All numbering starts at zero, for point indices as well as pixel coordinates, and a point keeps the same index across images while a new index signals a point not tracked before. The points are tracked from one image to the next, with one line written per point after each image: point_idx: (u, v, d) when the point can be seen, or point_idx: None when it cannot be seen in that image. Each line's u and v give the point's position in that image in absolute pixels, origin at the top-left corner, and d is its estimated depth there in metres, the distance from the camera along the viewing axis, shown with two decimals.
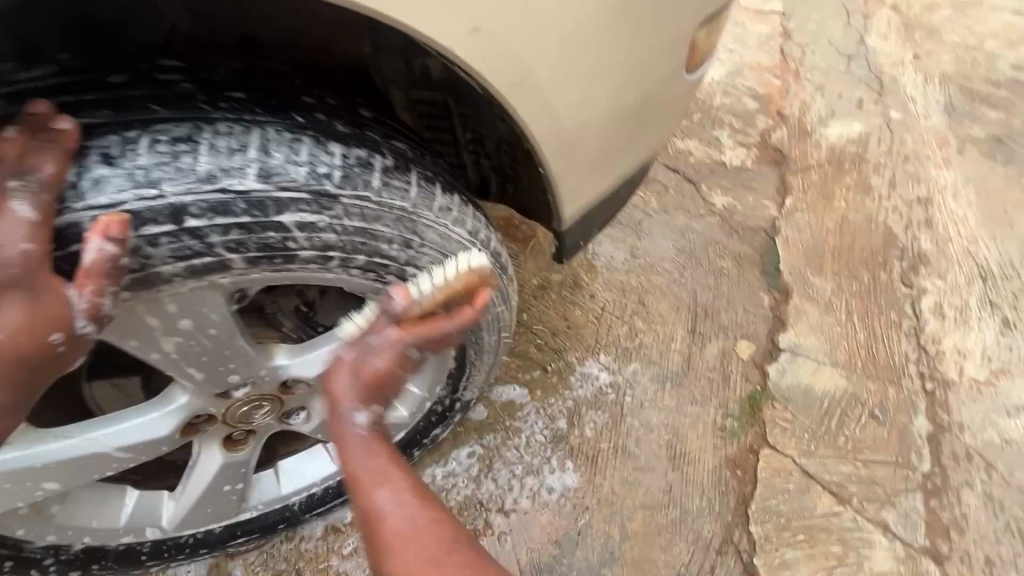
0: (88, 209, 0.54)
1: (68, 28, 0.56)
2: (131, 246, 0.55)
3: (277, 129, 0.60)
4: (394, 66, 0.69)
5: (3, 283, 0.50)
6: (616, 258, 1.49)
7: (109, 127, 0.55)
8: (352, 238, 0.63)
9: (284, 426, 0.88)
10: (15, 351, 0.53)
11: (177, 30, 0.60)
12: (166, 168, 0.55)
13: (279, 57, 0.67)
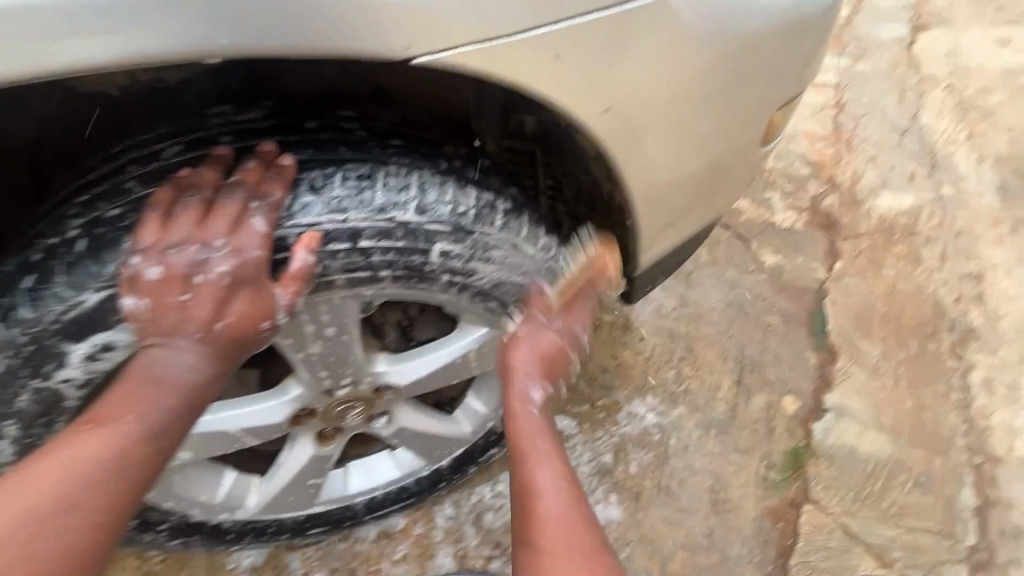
0: (294, 226, 0.67)
1: (243, 79, 0.66)
2: (314, 258, 0.68)
3: (432, 172, 0.71)
4: (490, 118, 0.72)
5: (240, 280, 0.66)
6: (666, 304, 1.56)
7: (312, 163, 0.67)
8: (473, 265, 0.76)
9: (367, 427, 0.98)
10: (236, 333, 0.68)
11: (325, 81, 0.68)
12: (352, 199, 0.67)
13: (411, 104, 0.73)
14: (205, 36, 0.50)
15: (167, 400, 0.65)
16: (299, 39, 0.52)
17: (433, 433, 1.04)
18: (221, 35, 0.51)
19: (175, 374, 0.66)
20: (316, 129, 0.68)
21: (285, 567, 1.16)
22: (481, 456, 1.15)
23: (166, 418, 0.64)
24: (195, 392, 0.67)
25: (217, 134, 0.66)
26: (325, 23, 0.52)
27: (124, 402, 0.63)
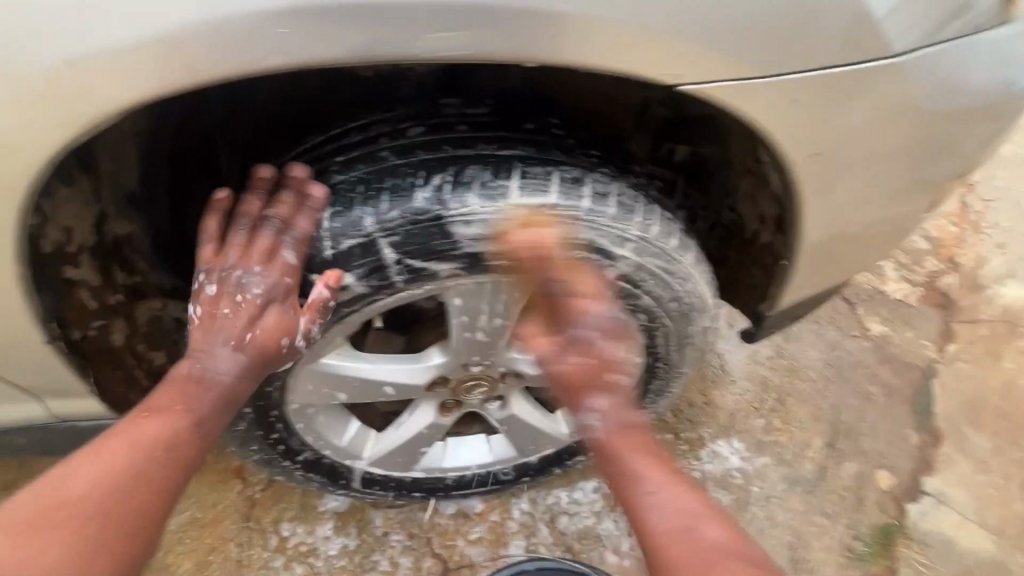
0: (499, 210, 0.67)
1: (451, 75, 0.68)
2: (502, 248, 0.68)
3: (627, 186, 0.73)
4: (640, 144, 0.83)
5: (267, 299, 0.71)
6: (761, 352, 1.54)
7: (533, 158, 0.69)
8: (640, 280, 0.76)
9: (480, 408, 1.04)
10: (263, 348, 0.72)
11: (517, 81, 0.69)
12: (560, 197, 0.68)
13: (590, 114, 0.77)
14: (465, 44, 0.52)
15: (178, 420, 0.70)
16: (550, 55, 0.54)
17: (536, 426, 1.09)
18: (479, 45, 0.53)
19: (206, 376, 0.72)
20: (536, 133, 0.73)
21: (368, 522, 1.24)
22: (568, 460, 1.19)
23: (185, 428, 0.70)
24: (218, 405, 0.72)
25: (454, 122, 0.70)
26: (580, 40, 0.53)
27: (115, 448, 0.66)
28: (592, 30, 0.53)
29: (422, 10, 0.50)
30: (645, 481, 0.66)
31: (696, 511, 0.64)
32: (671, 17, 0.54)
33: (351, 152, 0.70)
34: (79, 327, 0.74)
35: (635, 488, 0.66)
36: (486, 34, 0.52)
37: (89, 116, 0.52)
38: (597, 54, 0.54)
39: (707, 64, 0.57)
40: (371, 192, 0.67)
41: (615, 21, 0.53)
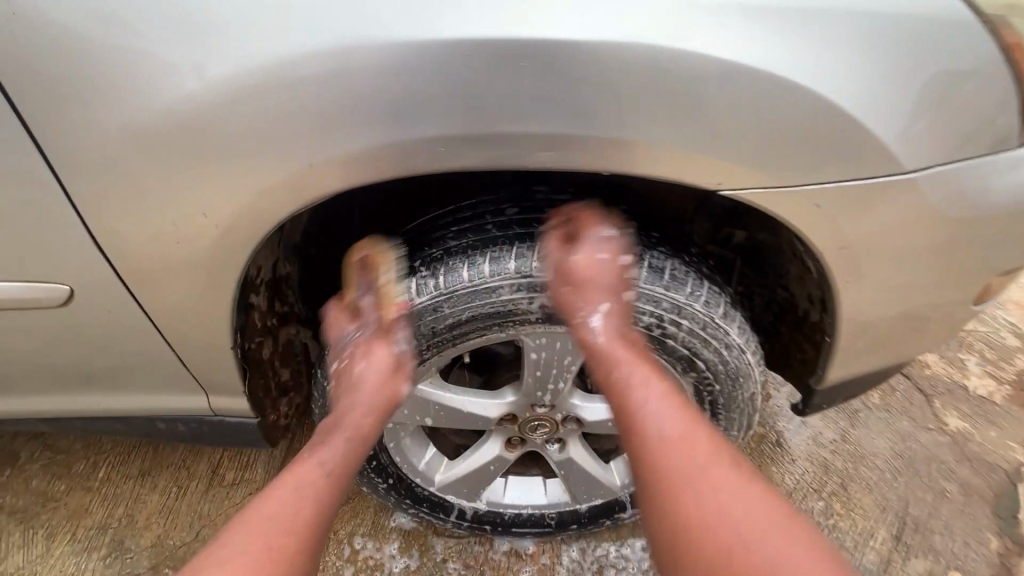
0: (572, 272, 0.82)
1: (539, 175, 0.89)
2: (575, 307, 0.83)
3: (681, 264, 0.87)
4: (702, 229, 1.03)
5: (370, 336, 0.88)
6: (824, 434, 1.54)
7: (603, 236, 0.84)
8: (693, 342, 0.88)
9: (541, 449, 1.16)
10: (377, 381, 0.87)
11: (591, 180, 0.90)
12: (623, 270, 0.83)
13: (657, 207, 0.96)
14: (554, 157, 0.72)
15: (338, 444, 0.83)
16: (617, 166, 0.73)
17: (591, 473, 1.19)
18: (563, 158, 0.72)
19: (344, 406, 0.87)
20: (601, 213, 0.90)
21: (429, 547, 1.36)
22: (618, 514, 1.28)
23: (326, 483, 0.78)
24: (352, 442, 0.84)
25: (543, 206, 0.87)
26: (641, 155, 0.71)
27: (279, 498, 0.75)
28: (648, 148, 0.71)
29: (535, 134, 0.70)
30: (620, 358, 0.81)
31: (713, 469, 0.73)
32: (713, 136, 0.70)
33: (462, 224, 0.87)
34: (249, 339, 0.97)
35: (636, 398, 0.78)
36: (570, 151, 0.72)
37: (308, 196, 0.74)
38: (651, 164, 0.72)
39: (737, 173, 0.73)
40: (473, 252, 0.83)
41: (668, 143, 0.71)
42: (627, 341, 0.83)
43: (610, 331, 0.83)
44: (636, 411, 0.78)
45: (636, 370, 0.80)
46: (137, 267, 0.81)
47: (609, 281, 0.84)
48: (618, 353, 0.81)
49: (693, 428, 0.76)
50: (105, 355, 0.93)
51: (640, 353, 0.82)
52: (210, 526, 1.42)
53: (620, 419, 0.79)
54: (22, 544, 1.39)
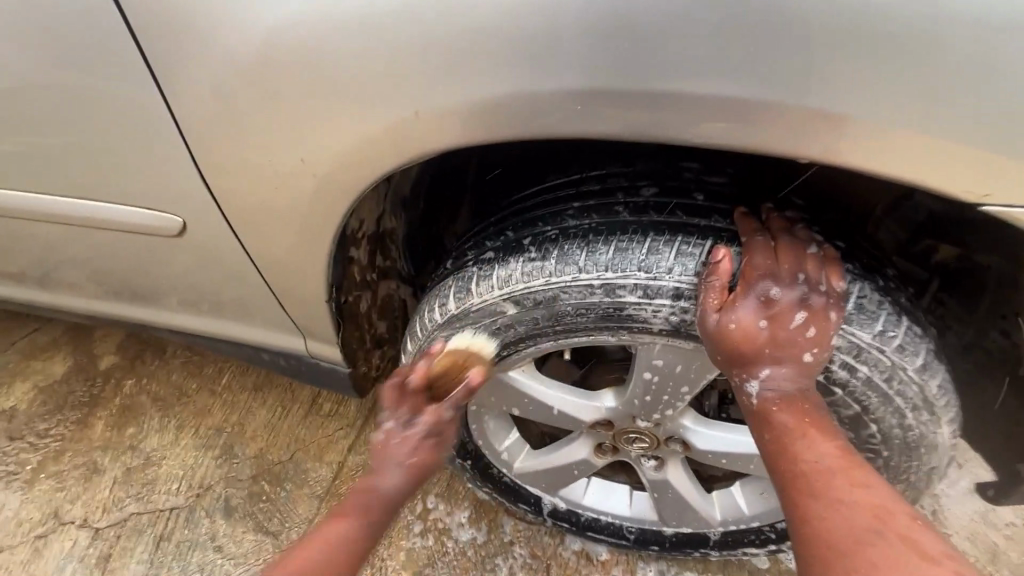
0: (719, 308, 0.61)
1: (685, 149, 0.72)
2: (727, 348, 0.61)
3: (872, 288, 0.63)
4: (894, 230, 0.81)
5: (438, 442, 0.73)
6: (1001, 515, 1.21)
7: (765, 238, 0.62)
8: (868, 393, 0.65)
9: (635, 462, 1.03)
10: (426, 466, 0.72)
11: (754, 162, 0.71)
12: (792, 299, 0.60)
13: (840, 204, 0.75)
14: (723, 132, 0.55)
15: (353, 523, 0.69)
16: (808, 152, 0.55)
17: (688, 500, 1.04)
18: (737, 134, 0.55)
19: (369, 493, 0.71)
20: (774, 220, 0.64)
21: (498, 524, 1.30)
22: (711, 547, 1.12)
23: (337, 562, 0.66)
24: (373, 517, 0.70)
25: (691, 189, 0.70)
26: (851, 142, 0.53)
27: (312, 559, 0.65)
28: (861, 130, 0.52)
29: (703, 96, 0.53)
30: (796, 437, 0.59)
31: None
32: (961, 117, 0.51)
33: (588, 201, 0.72)
34: (346, 292, 0.94)
35: (807, 479, 0.56)
36: (746, 126, 0.54)
37: (415, 150, 0.65)
38: (860, 156, 0.54)
39: (980, 164, 0.53)
40: (594, 237, 0.67)
41: (893, 126, 0.52)
42: (806, 414, 0.61)
43: (774, 398, 0.62)
44: (821, 517, 0.53)
45: (816, 443, 0.58)
46: (245, 211, 0.81)
47: (783, 344, 0.61)
48: (794, 429, 0.60)
49: (919, 554, 0.48)
50: (220, 285, 0.98)
51: (820, 424, 0.60)
52: (303, 451, 1.48)
53: (803, 528, 0.54)
54: (159, 429, 1.56)
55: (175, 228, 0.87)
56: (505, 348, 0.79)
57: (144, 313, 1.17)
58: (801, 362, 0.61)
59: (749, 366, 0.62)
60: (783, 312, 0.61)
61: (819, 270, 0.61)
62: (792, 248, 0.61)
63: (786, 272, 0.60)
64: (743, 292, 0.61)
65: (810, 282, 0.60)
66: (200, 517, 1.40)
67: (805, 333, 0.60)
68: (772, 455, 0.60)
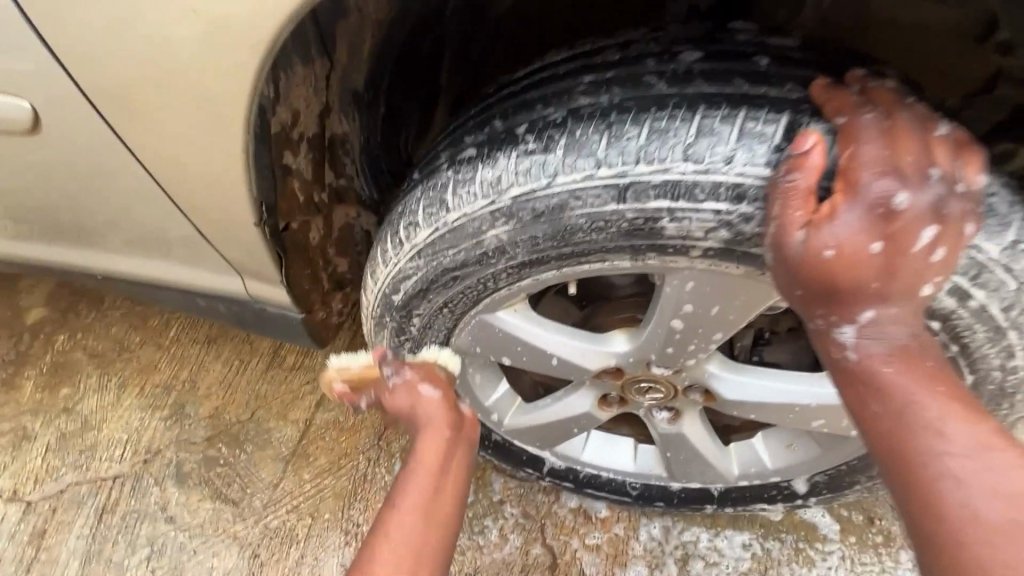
0: (806, 222, 0.41)
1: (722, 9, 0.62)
2: (817, 279, 0.41)
3: (1002, 184, 0.46)
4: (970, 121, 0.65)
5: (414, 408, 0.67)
6: None
7: (868, 111, 0.42)
8: (977, 328, 0.49)
9: (646, 415, 0.88)
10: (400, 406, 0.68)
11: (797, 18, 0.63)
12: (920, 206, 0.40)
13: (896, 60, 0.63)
14: None
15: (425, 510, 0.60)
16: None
17: (702, 454, 0.91)
18: None
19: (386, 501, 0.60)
20: (877, 90, 0.44)
21: (486, 484, 1.17)
22: (725, 503, 1.00)
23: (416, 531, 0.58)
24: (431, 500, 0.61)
25: (750, 54, 0.50)
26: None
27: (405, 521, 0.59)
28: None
29: None
30: (932, 418, 0.42)
31: None
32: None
33: (605, 73, 0.52)
34: (287, 217, 0.74)
35: (949, 485, 0.40)
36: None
37: None
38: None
39: None
40: (617, 117, 0.48)
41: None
42: (933, 377, 0.44)
43: (877, 353, 0.44)
44: (978, 545, 0.38)
45: (953, 424, 0.42)
46: (128, 89, 0.59)
47: (898, 275, 0.42)
48: (930, 408, 0.43)
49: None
50: (122, 207, 0.76)
51: (951, 392, 0.43)
52: (265, 408, 1.31)
53: (943, 553, 0.40)
54: (98, 388, 1.37)
55: (48, 124, 0.66)
56: (492, 283, 0.60)
57: (47, 250, 0.95)
58: (915, 296, 0.43)
59: (841, 308, 0.43)
60: (910, 226, 0.40)
61: (954, 163, 0.41)
62: (918, 131, 0.41)
63: (910, 168, 0.40)
64: (844, 200, 0.40)
65: (948, 183, 0.40)
66: (149, 485, 1.24)
67: (929, 257, 0.41)
68: (884, 438, 0.44)
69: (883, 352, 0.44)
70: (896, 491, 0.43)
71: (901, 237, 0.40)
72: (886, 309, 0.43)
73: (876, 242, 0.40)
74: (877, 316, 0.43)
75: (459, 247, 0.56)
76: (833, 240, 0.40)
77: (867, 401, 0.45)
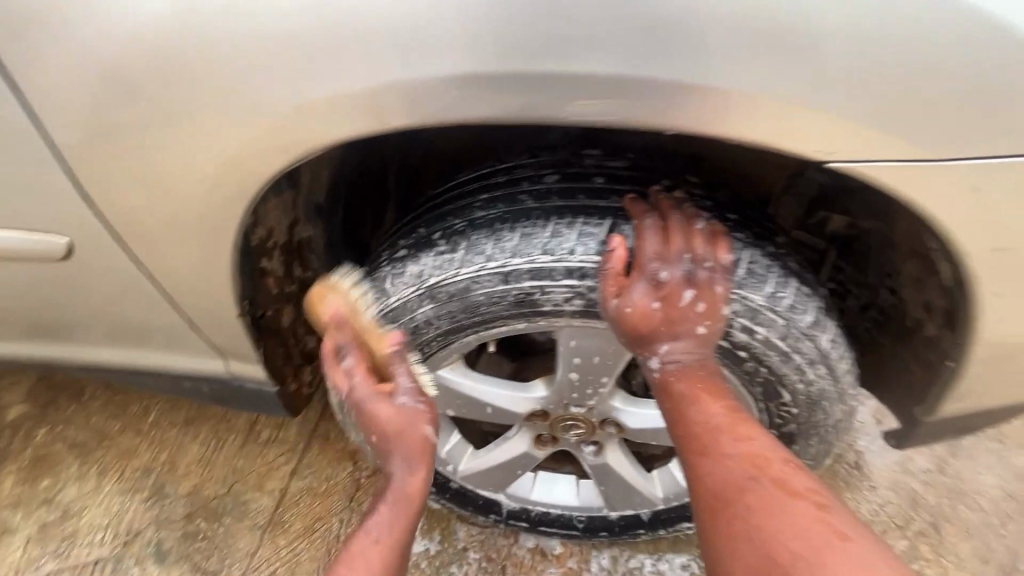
0: (614, 293, 0.66)
1: None
2: (629, 328, 0.67)
3: (760, 254, 0.69)
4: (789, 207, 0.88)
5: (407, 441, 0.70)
6: (916, 462, 1.32)
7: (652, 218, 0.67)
8: (769, 352, 0.70)
9: (576, 450, 1.04)
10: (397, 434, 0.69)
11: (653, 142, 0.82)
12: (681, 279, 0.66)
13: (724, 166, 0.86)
14: (602, 106, 0.59)
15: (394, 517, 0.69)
16: (691, 120, 0.59)
17: (630, 481, 1.06)
18: (613, 107, 0.59)
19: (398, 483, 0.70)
20: (662, 203, 0.70)
21: (451, 532, 1.27)
22: (658, 526, 1.14)
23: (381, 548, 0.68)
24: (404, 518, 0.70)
25: (591, 173, 0.71)
26: (735, 112, 0.58)
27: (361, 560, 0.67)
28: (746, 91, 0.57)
29: (571, 75, 0.58)
30: (690, 401, 0.67)
31: (810, 537, 0.54)
32: (827, 84, 0.56)
33: (495, 191, 0.73)
34: (263, 306, 0.91)
35: (697, 439, 0.65)
36: (632, 98, 0.58)
37: (305, 144, 0.65)
38: (737, 120, 0.58)
39: (828, 124, 0.58)
40: (500, 225, 0.68)
41: (774, 93, 0.57)
42: (698, 377, 0.69)
43: (672, 369, 0.69)
44: (709, 471, 0.63)
45: (703, 403, 0.67)
46: (140, 223, 0.78)
47: (676, 320, 0.68)
48: (688, 398, 0.67)
49: (783, 491, 0.59)
50: (125, 309, 0.92)
51: (710, 386, 0.68)
52: (242, 481, 1.41)
53: (697, 482, 0.64)
54: (78, 477, 1.44)
55: (71, 251, 0.83)
56: (427, 348, 0.78)
57: (46, 348, 1.08)
58: (697, 333, 0.68)
59: (650, 344, 0.69)
60: (674, 291, 0.67)
61: (704, 247, 0.67)
62: (679, 230, 0.66)
63: (672, 255, 0.66)
64: (635, 279, 0.67)
65: (695, 260, 0.66)
66: (130, 566, 1.31)
67: (696, 309, 0.66)
68: (672, 419, 0.68)
69: (677, 369, 0.69)
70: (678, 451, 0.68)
71: (671, 297, 0.67)
72: (678, 342, 0.68)
73: (654, 302, 0.67)
74: (671, 347, 0.69)
75: (399, 321, 0.75)
76: (629, 301, 0.66)
77: (662, 397, 0.70)
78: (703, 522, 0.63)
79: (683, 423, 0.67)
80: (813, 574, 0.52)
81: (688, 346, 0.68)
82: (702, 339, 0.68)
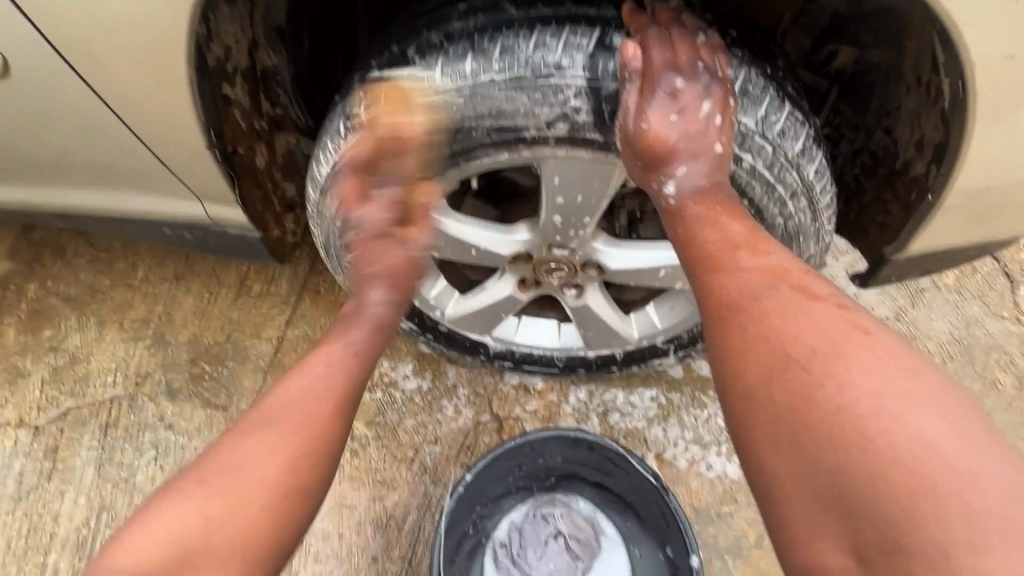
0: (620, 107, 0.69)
1: None
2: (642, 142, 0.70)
3: (757, 75, 0.69)
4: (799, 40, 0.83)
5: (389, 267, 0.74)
6: (876, 311, 1.40)
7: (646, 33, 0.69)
8: (755, 183, 0.71)
9: (558, 294, 1.08)
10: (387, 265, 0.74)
11: None
12: (695, 91, 0.69)
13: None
14: None
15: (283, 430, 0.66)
16: None
17: (608, 323, 1.13)
18: None
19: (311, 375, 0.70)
20: (662, 14, 0.71)
21: (441, 372, 1.37)
22: (631, 364, 1.24)
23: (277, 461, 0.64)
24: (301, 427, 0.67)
25: None
26: None
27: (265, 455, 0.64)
28: None
29: None
30: (710, 221, 0.68)
31: (826, 330, 0.58)
32: None
33: (475, 2, 0.68)
34: (231, 142, 0.85)
35: (714, 256, 0.67)
36: None
37: None
38: None
39: None
40: (480, 37, 0.66)
41: None
42: (714, 200, 0.69)
43: (687, 195, 0.71)
44: (725, 284, 0.65)
45: (721, 224, 0.68)
46: (81, 34, 0.70)
47: (689, 139, 0.70)
48: (704, 220, 0.69)
49: (800, 294, 0.62)
50: (86, 143, 0.87)
51: (727, 209, 0.69)
52: (239, 330, 1.47)
53: (710, 297, 0.66)
54: (79, 327, 1.49)
55: (13, 67, 0.76)
56: None
57: (15, 192, 1.04)
58: (712, 153, 0.69)
59: (665, 167, 0.71)
60: (690, 104, 0.70)
61: (713, 59, 0.70)
62: (687, 42, 0.70)
63: (686, 65, 0.70)
64: (648, 93, 0.70)
65: (706, 69, 0.69)
66: (144, 402, 1.41)
67: (710, 123, 0.68)
68: (687, 241, 0.70)
69: (694, 195, 0.70)
70: (690, 273, 0.69)
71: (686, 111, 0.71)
72: (694, 165, 0.71)
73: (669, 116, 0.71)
74: (686, 170, 0.71)
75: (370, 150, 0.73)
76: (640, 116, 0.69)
77: (676, 224, 0.71)
78: (714, 336, 0.66)
79: (701, 242, 0.68)
80: (828, 361, 0.56)
81: (701, 164, 0.70)
82: (716, 161, 0.70)
